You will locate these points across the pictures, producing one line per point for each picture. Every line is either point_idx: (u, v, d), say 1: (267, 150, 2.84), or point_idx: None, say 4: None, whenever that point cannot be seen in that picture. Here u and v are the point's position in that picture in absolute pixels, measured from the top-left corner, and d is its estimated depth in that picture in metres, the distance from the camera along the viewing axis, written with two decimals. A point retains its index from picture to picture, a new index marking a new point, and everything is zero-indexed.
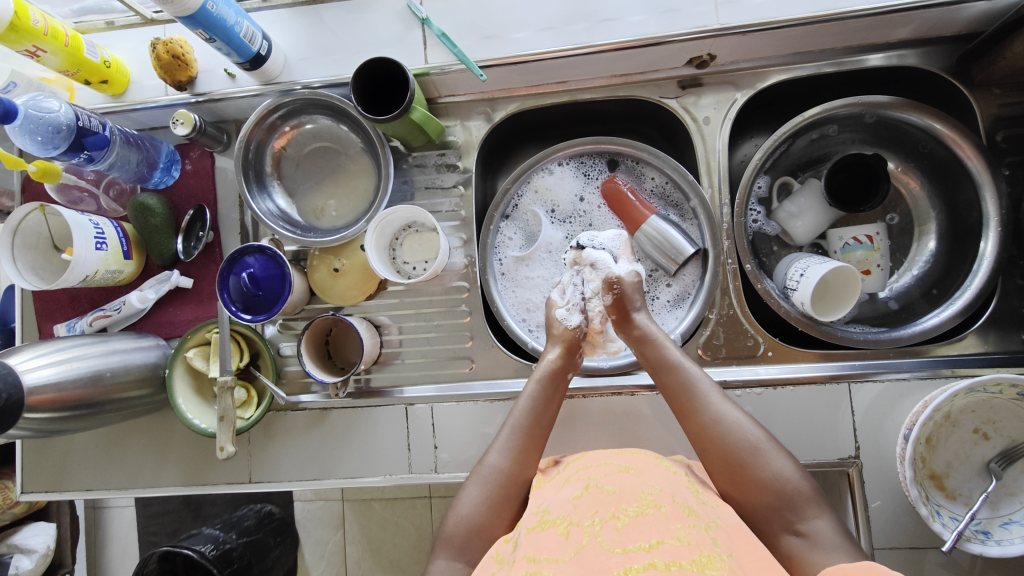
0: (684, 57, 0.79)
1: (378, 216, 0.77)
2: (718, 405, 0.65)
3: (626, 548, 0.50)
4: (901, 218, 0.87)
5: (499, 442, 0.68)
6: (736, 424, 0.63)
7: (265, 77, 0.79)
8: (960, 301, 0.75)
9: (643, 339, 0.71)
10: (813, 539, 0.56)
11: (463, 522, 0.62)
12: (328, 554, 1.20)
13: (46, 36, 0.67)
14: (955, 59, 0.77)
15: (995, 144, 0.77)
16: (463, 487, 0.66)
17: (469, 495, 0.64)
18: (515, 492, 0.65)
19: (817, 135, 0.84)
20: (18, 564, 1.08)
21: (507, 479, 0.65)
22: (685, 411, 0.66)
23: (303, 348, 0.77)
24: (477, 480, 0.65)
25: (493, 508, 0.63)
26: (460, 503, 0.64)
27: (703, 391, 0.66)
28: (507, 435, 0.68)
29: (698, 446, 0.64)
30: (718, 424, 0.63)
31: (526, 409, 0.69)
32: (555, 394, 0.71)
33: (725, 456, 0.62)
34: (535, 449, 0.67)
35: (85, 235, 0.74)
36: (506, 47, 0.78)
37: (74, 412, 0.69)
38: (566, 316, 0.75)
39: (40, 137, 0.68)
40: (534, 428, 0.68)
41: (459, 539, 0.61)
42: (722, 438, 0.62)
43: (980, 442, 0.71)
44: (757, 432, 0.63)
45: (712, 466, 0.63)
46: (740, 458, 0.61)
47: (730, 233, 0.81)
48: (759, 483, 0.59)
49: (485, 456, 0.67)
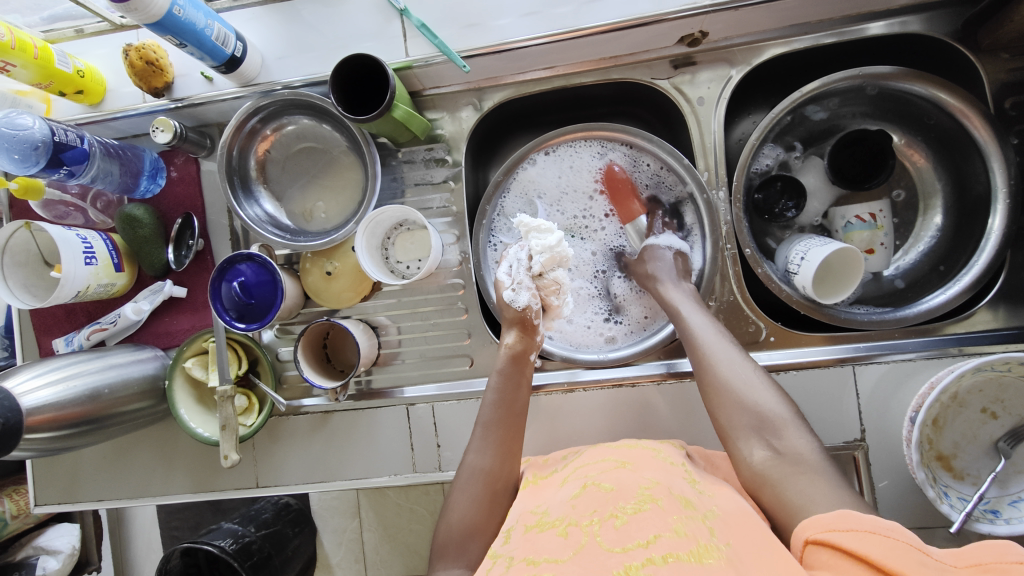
0: (676, 36, 0.75)
1: (366, 218, 0.75)
2: (734, 360, 0.65)
3: (625, 546, 0.50)
4: (907, 192, 0.84)
5: (475, 442, 0.67)
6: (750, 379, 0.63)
7: (243, 79, 0.77)
8: (967, 276, 0.73)
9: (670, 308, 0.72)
10: (794, 455, 0.56)
11: (456, 526, 0.62)
12: (346, 542, 1.22)
13: (13, 50, 0.65)
14: (961, 23, 0.73)
15: (1002, 111, 0.74)
16: (450, 492, 0.65)
17: (459, 497, 0.63)
18: (501, 487, 0.64)
19: (818, 108, 0.81)
20: (45, 565, 1.11)
21: (491, 477, 0.64)
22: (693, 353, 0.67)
23: (300, 355, 0.76)
24: (462, 481, 0.64)
25: (483, 507, 0.63)
26: (452, 507, 0.63)
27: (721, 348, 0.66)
28: (480, 434, 0.67)
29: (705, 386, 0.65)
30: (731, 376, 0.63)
31: (495, 403, 0.68)
32: (519, 380, 0.70)
33: (725, 394, 0.63)
34: (514, 439, 0.67)
35: (74, 250, 0.73)
36: (489, 35, 0.75)
37: (76, 429, 0.69)
38: (515, 299, 0.72)
39: (17, 154, 0.67)
40: (507, 419, 0.67)
41: (454, 543, 0.61)
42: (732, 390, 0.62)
43: (988, 422, 0.70)
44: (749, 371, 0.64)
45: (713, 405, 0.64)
46: (736, 394, 0.62)
47: (727, 218, 0.79)
48: (755, 416, 0.60)
49: (465, 458, 0.66)
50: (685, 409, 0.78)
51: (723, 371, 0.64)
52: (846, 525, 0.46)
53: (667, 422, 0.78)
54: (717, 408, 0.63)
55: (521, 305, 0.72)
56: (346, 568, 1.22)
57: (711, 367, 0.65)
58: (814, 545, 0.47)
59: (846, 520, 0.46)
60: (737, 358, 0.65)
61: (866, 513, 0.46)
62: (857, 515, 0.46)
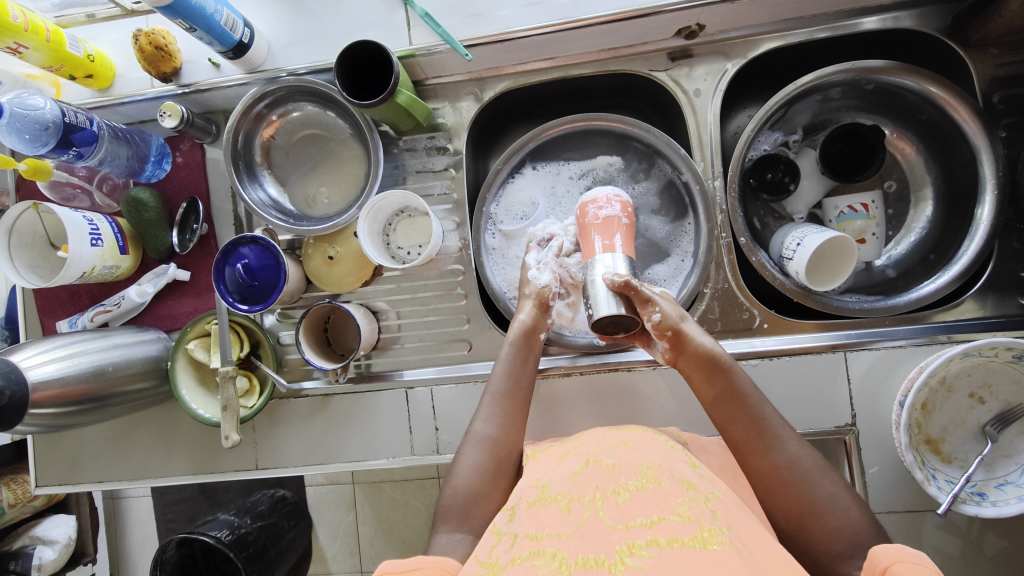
0: (673, 28, 0.77)
1: (369, 202, 0.76)
2: (790, 442, 0.61)
3: (627, 524, 0.51)
4: (898, 184, 0.86)
5: (482, 411, 0.68)
6: (811, 468, 0.59)
7: (249, 66, 0.79)
8: (956, 266, 0.75)
9: (710, 367, 0.66)
10: None
11: (458, 493, 0.63)
12: (341, 535, 1.23)
13: (26, 33, 0.67)
14: (951, 19, 0.75)
15: (992, 105, 0.76)
16: (456, 457, 0.67)
17: (465, 462, 0.65)
18: (505, 456, 0.66)
19: (819, 97, 0.82)
20: (41, 554, 1.11)
21: (496, 445, 0.66)
22: (754, 448, 0.62)
23: (301, 336, 0.77)
24: (468, 448, 0.66)
25: (488, 475, 0.64)
26: (455, 475, 0.65)
27: (776, 428, 0.62)
28: (489, 403, 0.69)
29: (766, 486, 0.60)
30: (789, 464, 0.59)
31: (505, 373, 0.70)
32: (527, 354, 0.72)
33: (794, 501, 0.58)
34: (520, 410, 0.69)
35: (80, 231, 0.74)
36: (491, 25, 0.77)
37: (79, 406, 0.70)
38: (536, 275, 0.75)
39: (27, 135, 0.68)
40: (514, 392, 0.70)
41: (456, 508, 0.62)
42: (792, 480, 0.58)
43: (975, 406, 0.71)
44: (825, 480, 0.59)
45: (777, 508, 0.59)
46: (811, 505, 0.57)
47: (723, 207, 0.80)
48: (837, 538, 0.55)
49: (471, 427, 0.68)
50: (680, 395, 0.79)
51: (788, 471, 0.59)
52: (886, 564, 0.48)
53: (662, 406, 0.79)
54: (787, 516, 0.58)
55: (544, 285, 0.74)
56: (341, 561, 1.23)
57: (772, 461, 0.60)
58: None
59: (881, 557, 0.49)
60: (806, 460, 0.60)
61: (885, 546, 0.50)
62: (885, 551, 0.49)
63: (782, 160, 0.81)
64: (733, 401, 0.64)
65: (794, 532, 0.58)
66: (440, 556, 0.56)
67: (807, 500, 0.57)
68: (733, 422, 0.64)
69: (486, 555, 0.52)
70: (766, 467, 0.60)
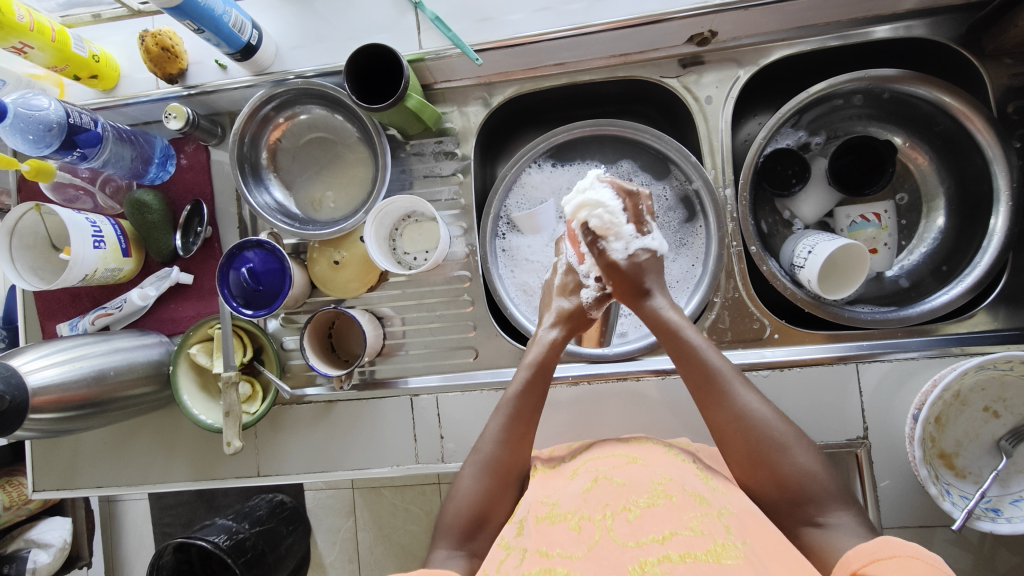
0: (685, 35, 0.76)
1: (376, 207, 0.75)
2: (744, 396, 0.61)
3: (638, 541, 0.50)
4: (909, 196, 0.85)
5: (491, 430, 0.66)
6: (763, 419, 0.59)
7: (257, 68, 0.78)
8: (970, 277, 0.74)
9: (658, 324, 0.66)
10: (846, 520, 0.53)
11: (461, 513, 0.62)
12: (341, 541, 1.22)
13: (32, 32, 0.66)
14: (965, 29, 0.74)
15: (1006, 116, 0.75)
16: (459, 475, 0.65)
17: (467, 483, 0.63)
18: (510, 480, 0.63)
19: (841, 102, 0.82)
20: (35, 558, 1.09)
21: (501, 467, 0.64)
22: (709, 402, 0.61)
23: (306, 342, 0.76)
24: (471, 469, 0.64)
25: (491, 496, 0.62)
26: (457, 495, 0.63)
27: (728, 382, 0.61)
28: (500, 424, 0.65)
29: (719, 437, 0.61)
30: (741, 418, 0.59)
31: (518, 394, 0.66)
32: (541, 375, 0.67)
33: (748, 453, 0.58)
34: (529, 435, 0.66)
35: (83, 233, 0.73)
36: (502, 29, 0.76)
37: (80, 412, 0.69)
38: (587, 297, 0.70)
39: (31, 135, 0.67)
40: (523, 411, 0.66)
41: (459, 528, 0.61)
42: (747, 433, 0.59)
43: (990, 420, 0.70)
44: (781, 426, 0.59)
45: (731, 457, 0.60)
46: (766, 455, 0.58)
47: (734, 214, 0.80)
48: (787, 487, 0.57)
49: (477, 445, 0.66)
50: (688, 405, 0.78)
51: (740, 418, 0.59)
52: (889, 552, 0.47)
53: (670, 417, 0.78)
54: (740, 466, 0.59)
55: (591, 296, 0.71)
56: (340, 567, 1.22)
57: (726, 407, 0.60)
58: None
59: (888, 546, 0.47)
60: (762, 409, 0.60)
61: (901, 539, 0.48)
62: (896, 542, 0.47)
63: (798, 158, 0.80)
64: (687, 358, 0.63)
65: (752, 482, 0.59)
66: (444, 568, 0.57)
67: (760, 450, 0.58)
68: (688, 379, 0.63)
69: (495, 570, 0.51)
70: (719, 421, 0.60)
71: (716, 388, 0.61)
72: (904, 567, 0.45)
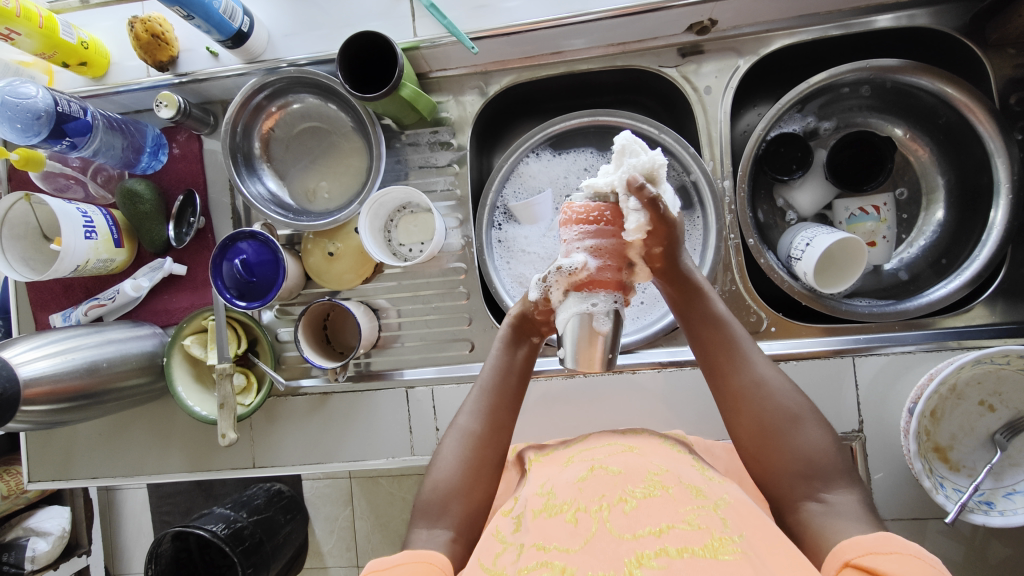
0: (684, 23, 0.75)
1: (370, 199, 0.75)
2: (760, 365, 0.61)
3: (635, 533, 0.50)
4: (908, 189, 0.84)
5: (467, 403, 0.66)
6: (779, 389, 0.59)
7: (249, 55, 0.77)
8: (968, 271, 0.73)
9: (686, 291, 0.62)
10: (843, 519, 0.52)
11: (439, 487, 0.61)
12: (338, 530, 1.22)
13: (18, 18, 0.64)
14: (969, 18, 0.73)
15: (1008, 107, 0.74)
16: (439, 450, 0.65)
17: (444, 455, 0.63)
18: (489, 453, 0.63)
19: (847, 90, 0.80)
20: (34, 546, 1.10)
21: (480, 439, 0.64)
22: (725, 367, 0.61)
23: (300, 334, 0.76)
24: (451, 439, 0.64)
25: (469, 469, 0.62)
26: (435, 467, 0.63)
27: (746, 350, 0.61)
28: (475, 397, 0.66)
29: (732, 403, 0.60)
30: (759, 384, 0.59)
31: (494, 369, 0.67)
32: (518, 346, 0.67)
33: (759, 422, 0.58)
34: (507, 412, 0.65)
35: (74, 223, 0.72)
36: (498, 17, 0.75)
37: (72, 404, 0.69)
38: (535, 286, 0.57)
39: (19, 124, 0.67)
40: (501, 386, 0.66)
41: (436, 502, 0.61)
42: (761, 401, 0.59)
43: (985, 414, 0.70)
44: (795, 398, 0.59)
45: (739, 427, 0.60)
46: (781, 424, 0.57)
47: (732, 206, 0.79)
48: (797, 460, 0.56)
49: (456, 418, 0.66)
50: (684, 398, 0.78)
51: (756, 385, 0.59)
52: (888, 548, 0.46)
53: (665, 409, 0.78)
54: (751, 435, 0.59)
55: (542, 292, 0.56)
56: (337, 555, 1.22)
57: (742, 372, 0.60)
58: (852, 567, 0.46)
59: (887, 542, 0.46)
60: (778, 378, 0.60)
61: (901, 536, 0.47)
62: (897, 539, 0.47)
63: (801, 144, 0.79)
64: (708, 326, 0.62)
65: (757, 451, 0.58)
66: (425, 549, 0.56)
67: (773, 421, 0.58)
68: (704, 344, 0.62)
69: (491, 563, 0.51)
70: (735, 387, 0.60)
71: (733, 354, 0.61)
72: (903, 563, 0.44)
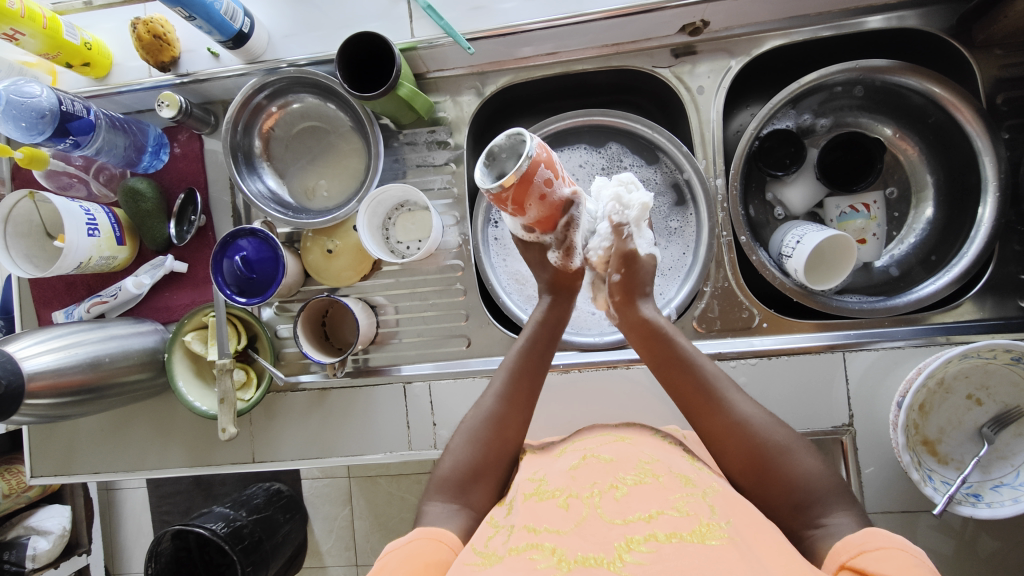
0: (677, 25, 0.77)
1: (369, 196, 0.76)
2: (739, 404, 0.60)
3: (626, 519, 0.51)
4: (898, 188, 0.86)
5: (493, 385, 0.67)
6: (762, 424, 0.58)
7: (249, 56, 0.78)
8: (956, 267, 0.75)
9: (648, 331, 0.64)
10: (831, 506, 0.54)
11: (458, 467, 0.62)
12: (337, 529, 1.23)
13: (23, 19, 0.66)
14: (956, 19, 0.75)
15: (995, 107, 0.76)
16: (454, 435, 0.66)
17: (462, 438, 0.64)
18: (509, 434, 0.64)
19: (841, 90, 0.82)
20: (35, 545, 1.11)
21: (500, 421, 0.64)
22: (702, 410, 0.60)
23: (299, 331, 0.77)
24: (470, 424, 0.65)
25: (486, 450, 0.63)
26: (453, 451, 0.64)
27: (722, 390, 0.61)
28: (503, 379, 0.66)
29: (718, 444, 0.59)
30: (740, 424, 0.59)
31: (522, 351, 0.67)
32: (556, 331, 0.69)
33: (749, 458, 0.57)
34: (530, 394, 0.67)
35: (77, 221, 0.73)
36: (494, 17, 0.76)
37: (75, 398, 0.70)
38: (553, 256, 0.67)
39: (24, 122, 0.68)
40: (528, 369, 0.67)
41: (455, 483, 0.61)
42: (747, 440, 0.58)
43: (973, 408, 0.71)
44: (781, 431, 0.58)
45: (733, 467, 0.59)
46: (773, 462, 0.56)
47: (725, 205, 0.80)
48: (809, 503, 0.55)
49: (477, 399, 0.67)
50: None
51: (738, 425, 0.59)
52: (876, 543, 0.47)
53: (659, 405, 0.79)
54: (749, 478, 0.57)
55: (576, 263, 0.67)
56: (336, 554, 1.23)
57: (722, 411, 0.60)
58: (850, 569, 0.46)
59: (875, 538, 0.47)
60: (760, 414, 0.59)
61: (887, 532, 0.48)
62: (883, 534, 0.48)
63: (793, 141, 0.80)
64: (677, 367, 0.62)
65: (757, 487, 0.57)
66: (435, 527, 0.57)
67: (763, 457, 0.57)
68: (677, 388, 0.62)
69: (484, 546, 0.52)
70: (719, 427, 0.59)
71: (711, 396, 0.60)
72: (890, 558, 0.45)
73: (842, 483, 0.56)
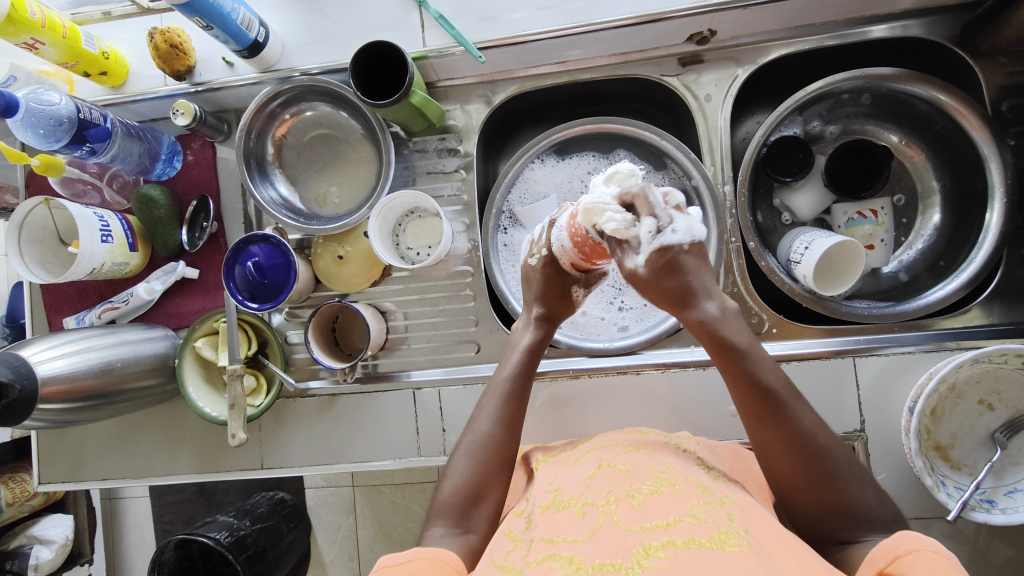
0: (684, 34, 0.78)
1: (380, 203, 0.76)
2: (802, 413, 0.55)
3: (643, 526, 0.50)
4: (906, 196, 0.86)
5: (486, 409, 0.67)
6: (822, 435, 0.55)
7: (263, 65, 0.80)
8: (965, 273, 0.75)
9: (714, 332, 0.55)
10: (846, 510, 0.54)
11: (458, 490, 0.62)
12: (341, 539, 1.22)
13: (43, 29, 0.67)
14: (960, 28, 0.76)
15: (1000, 114, 0.76)
16: (453, 458, 0.65)
17: (459, 467, 0.64)
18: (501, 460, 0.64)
19: (847, 97, 0.83)
20: (38, 554, 1.10)
21: (494, 447, 0.64)
22: (764, 416, 0.55)
23: (310, 336, 0.77)
24: (463, 452, 0.64)
25: (483, 474, 0.63)
26: (452, 474, 0.63)
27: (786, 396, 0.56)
28: (497, 403, 0.66)
29: (774, 447, 0.55)
30: (800, 434, 0.55)
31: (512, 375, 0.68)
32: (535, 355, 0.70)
33: (801, 468, 0.54)
34: (520, 419, 0.67)
35: (91, 227, 0.74)
36: (504, 27, 0.78)
37: (86, 402, 0.70)
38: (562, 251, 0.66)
39: (42, 130, 0.69)
40: (518, 393, 0.67)
41: (456, 506, 0.61)
42: (806, 449, 0.54)
43: (985, 413, 0.71)
44: (832, 439, 0.56)
45: (781, 470, 0.56)
46: (825, 474, 0.54)
47: (732, 211, 0.81)
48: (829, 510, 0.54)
49: (471, 422, 0.67)
50: (687, 398, 0.79)
51: (796, 433, 0.55)
52: (908, 547, 0.47)
53: (669, 411, 0.79)
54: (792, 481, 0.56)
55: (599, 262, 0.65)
56: (340, 564, 1.22)
57: (783, 419, 0.55)
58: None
59: (906, 541, 0.48)
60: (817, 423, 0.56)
61: (918, 534, 0.48)
62: (915, 536, 0.48)
63: (801, 147, 0.81)
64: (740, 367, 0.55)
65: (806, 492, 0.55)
66: (438, 548, 0.57)
67: (818, 467, 0.54)
68: (738, 388, 0.56)
69: (503, 559, 0.52)
70: (778, 434, 0.55)
71: (776, 405, 0.55)
72: (923, 561, 0.45)
73: (856, 487, 0.55)
